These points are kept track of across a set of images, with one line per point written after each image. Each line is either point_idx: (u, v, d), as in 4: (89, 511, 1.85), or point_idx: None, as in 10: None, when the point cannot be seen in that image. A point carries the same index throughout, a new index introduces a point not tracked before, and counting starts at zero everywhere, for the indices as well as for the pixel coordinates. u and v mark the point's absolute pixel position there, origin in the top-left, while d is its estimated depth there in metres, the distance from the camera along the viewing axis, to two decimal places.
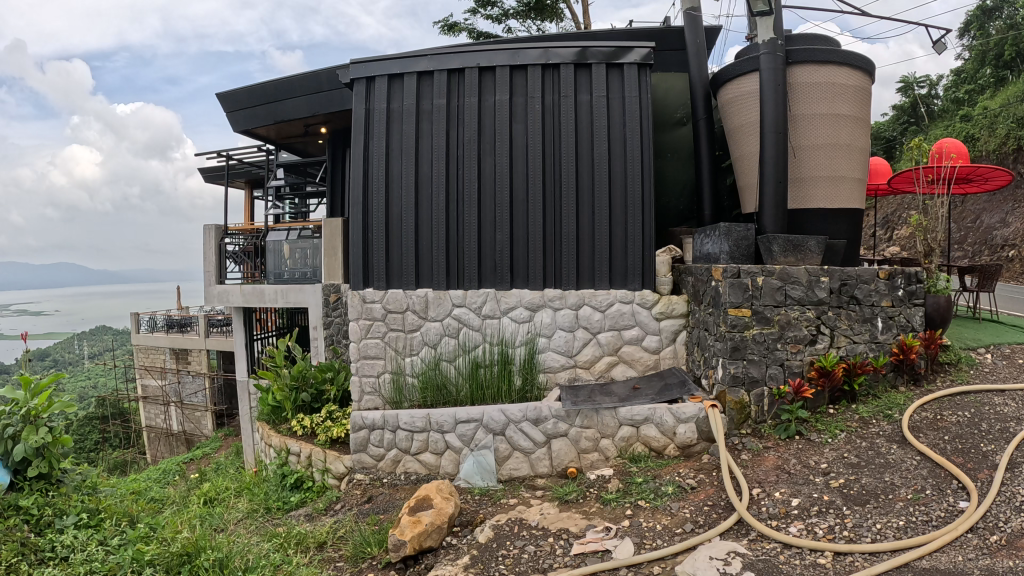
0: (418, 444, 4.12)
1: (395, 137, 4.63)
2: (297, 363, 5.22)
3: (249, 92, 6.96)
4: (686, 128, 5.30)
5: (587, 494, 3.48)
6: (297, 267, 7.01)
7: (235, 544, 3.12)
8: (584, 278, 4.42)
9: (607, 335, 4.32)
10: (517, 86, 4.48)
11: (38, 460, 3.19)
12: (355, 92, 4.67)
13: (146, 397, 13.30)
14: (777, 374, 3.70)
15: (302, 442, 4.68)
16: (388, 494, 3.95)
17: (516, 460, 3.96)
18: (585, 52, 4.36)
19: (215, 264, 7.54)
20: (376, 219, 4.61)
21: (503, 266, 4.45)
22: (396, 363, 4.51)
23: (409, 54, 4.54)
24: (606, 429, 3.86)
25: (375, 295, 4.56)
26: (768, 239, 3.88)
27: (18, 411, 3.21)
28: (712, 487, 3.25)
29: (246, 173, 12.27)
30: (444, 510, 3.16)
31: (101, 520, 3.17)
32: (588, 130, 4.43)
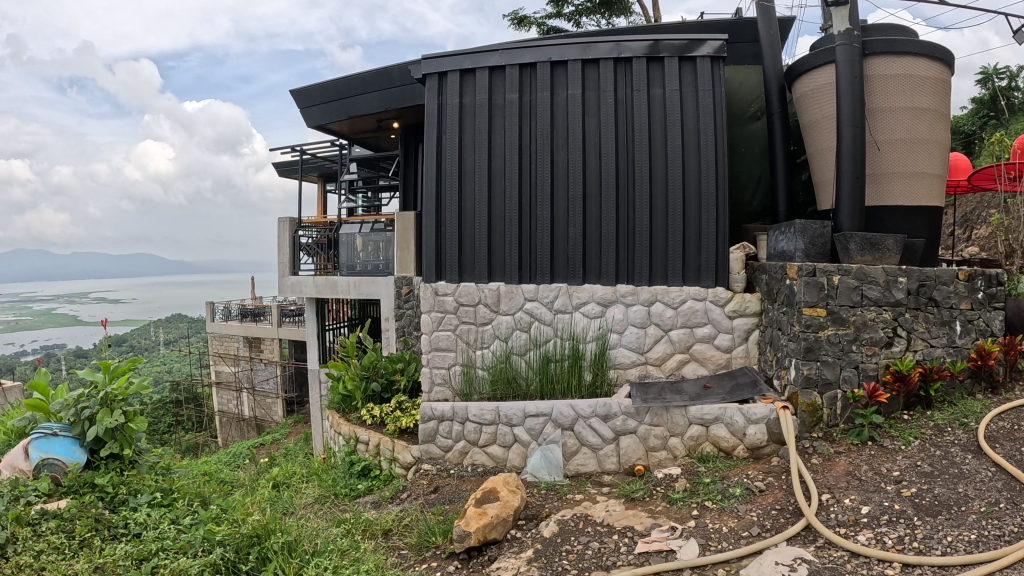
0: (486, 436, 4.16)
1: (468, 131, 4.66)
2: (369, 353, 5.31)
3: (323, 89, 7.14)
4: (760, 122, 5.16)
5: (654, 492, 3.45)
6: (369, 260, 7.16)
7: (304, 528, 3.20)
8: (657, 274, 4.36)
9: (679, 332, 4.26)
10: (589, 80, 4.45)
11: (112, 442, 3.37)
12: (428, 87, 4.73)
13: (220, 383, 13.83)
14: (850, 377, 3.58)
15: (371, 431, 4.76)
16: (454, 485, 3.99)
17: (583, 456, 3.94)
18: (658, 45, 4.31)
19: (289, 255, 7.79)
20: (450, 213, 4.66)
21: (576, 261, 4.44)
22: (466, 356, 4.58)
23: (479, 49, 4.56)
24: (675, 428, 3.82)
25: (447, 287, 4.63)
26: (845, 237, 3.75)
27: (98, 394, 3.43)
28: (781, 491, 3.17)
29: (319, 167, 12.59)
30: (510, 502, 3.17)
31: (173, 499, 3.29)
32: (661, 125, 4.35)
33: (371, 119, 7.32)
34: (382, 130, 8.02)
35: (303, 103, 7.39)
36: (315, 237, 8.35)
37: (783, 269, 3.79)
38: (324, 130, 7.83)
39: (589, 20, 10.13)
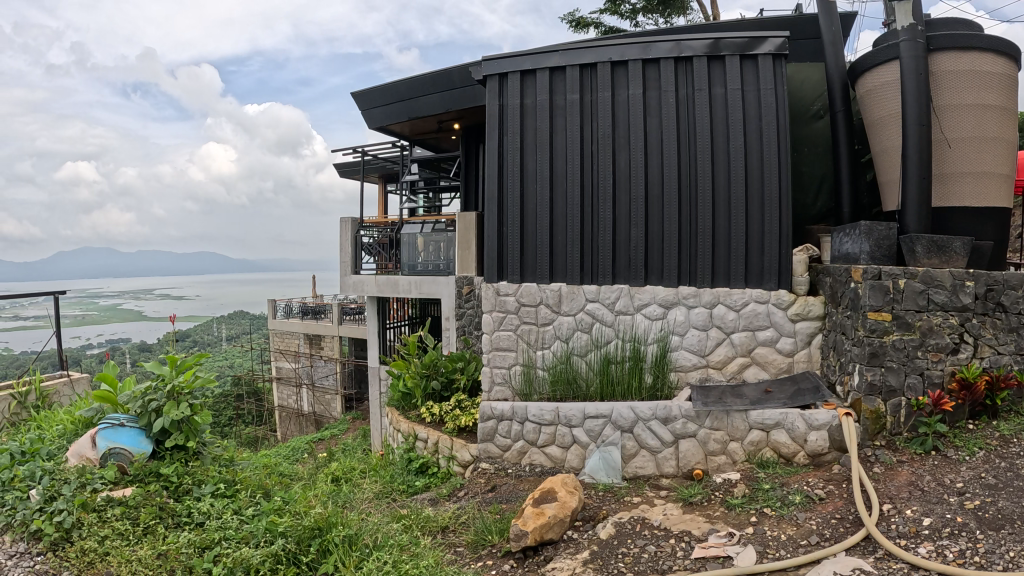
0: (545, 437, 4.16)
1: (529, 131, 4.70)
2: (429, 352, 5.37)
3: (383, 92, 7.28)
4: (824, 121, 5.05)
5: (713, 497, 3.41)
6: (430, 260, 7.18)
7: (364, 523, 3.25)
8: (720, 276, 4.32)
9: (741, 335, 4.20)
10: (650, 80, 4.44)
11: (178, 433, 3.56)
12: (489, 88, 4.79)
13: (280, 378, 14.18)
14: (915, 384, 3.48)
15: (430, 429, 4.84)
16: (511, 484, 4.01)
17: (642, 459, 3.91)
18: (718, 44, 4.26)
19: (352, 254, 7.92)
20: (512, 214, 4.73)
21: (637, 262, 4.45)
22: (527, 356, 4.62)
23: (540, 50, 4.60)
24: (735, 432, 3.77)
25: (509, 288, 4.69)
26: (911, 239, 3.64)
27: (164, 387, 3.57)
28: (842, 499, 3.10)
29: (381, 168, 12.82)
30: (568, 504, 3.17)
31: (236, 490, 3.41)
32: (723, 125, 4.31)
33: (432, 120, 7.40)
34: (442, 131, 8.08)
35: (365, 105, 7.55)
36: (376, 236, 8.46)
37: (847, 272, 3.71)
38: (385, 131, 7.95)
39: (647, 20, 10.05)
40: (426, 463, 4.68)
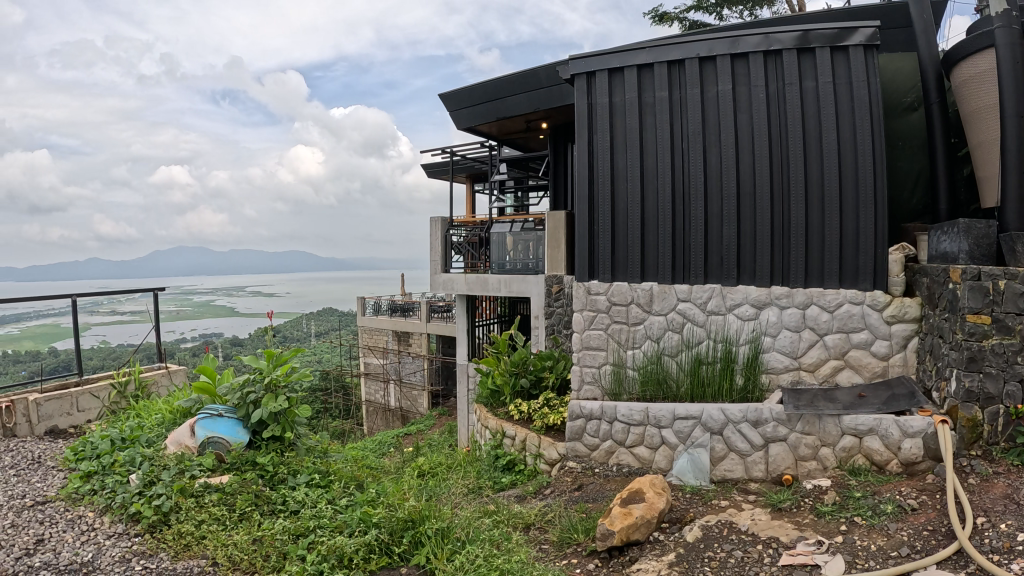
0: (633, 437, 4.25)
1: (620, 130, 4.90)
2: (518, 350, 5.60)
3: (473, 92, 7.90)
4: (918, 113, 4.84)
5: (802, 503, 3.35)
6: (519, 259, 7.50)
7: (457, 516, 3.37)
8: (813, 276, 4.32)
9: (834, 337, 4.17)
10: (739, 75, 4.49)
11: (275, 424, 4.20)
12: (579, 88, 5.05)
13: (369, 373, 15.14)
14: (1017, 392, 3.29)
15: (518, 426, 5.06)
16: (597, 483, 4.12)
17: (731, 461, 3.91)
18: (807, 36, 4.26)
19: (441, 253, 8.53)
20: (604, 212, 4.94)
21: (730, 261, 4.52)
22: (617, 355, 4.83)
23: (628, 48, 4.78)
24: (827, 437, 3.71)
25: (600, 288, 4.93)
26: (1012, 238, 3.40)
27: (263, 380, 4.25)
28: (934, 511, 2.97)
29: (468, 169, 13.11)
30: (655, 505, 3.19)
31: (330, 480, 3.93)
32: (816, 119, 4.31)
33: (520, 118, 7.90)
34: (531, 129, 8.69)
35: (455, 106, 8.19)
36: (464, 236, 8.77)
37: (945, 272, 3.57)
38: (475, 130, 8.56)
39: (734, 12, 9.84)
40: (512, 460, 4.94)
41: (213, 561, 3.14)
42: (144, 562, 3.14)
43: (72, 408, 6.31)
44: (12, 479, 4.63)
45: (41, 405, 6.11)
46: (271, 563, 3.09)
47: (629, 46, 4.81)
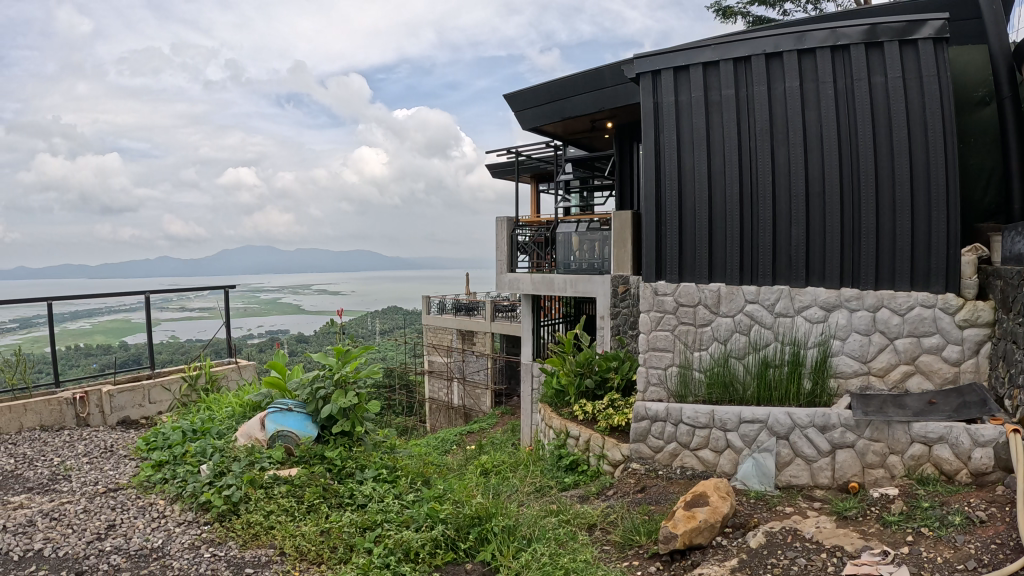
0: (698, 440, 4.24)
1: (685, 128, 4.86)
2: (584, 350, 5.74)
3: (537, 93, 8.47)
4: (990, 107, 4.64)
5: (869, 512, 3.28)
6: (584, 259, 7.86)
7: (523, 515, 3.65)
8: (884, 277, 4.21)
9: (905, 341, 4.05)
10: (807, 71, 4.41)
11: (344, 420, 4.55)
12: (643, 87, 5.02)
13: (432, 372, 16.01)
14: None
15: (582, 427, 5.19)
16: (661, 486, 4.15)
17: (796, 467, 3.86)
18: (875, 30, 4.17)
19: (507, 253, 9.09)
20: (670, 213, 4.92)
21: (799, 263, 4.45)
22: (684, 357, 4.77)
23: (693, 46, 4.74)
24: (896, 444, 3.62)
25: (668, 288, 4.90)
26: None
27: (333, 376, 4.62)
28: (1004, 523, 2.83)
29: (535, 167, 13.78)
30: (719, 509, 3.22)
31: (397, 476, 4.18)
32: (886, 116, 4.18)
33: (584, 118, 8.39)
34: (594, 129, 9.24)
35: (520, 107, 8.84)
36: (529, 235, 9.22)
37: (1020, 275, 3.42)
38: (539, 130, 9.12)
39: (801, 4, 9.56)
40: (576, 460, 5.11)
41: (280, 550, 3.27)
42: (213, 549, 3.29)
43: (144, 399, 6.61)
44: (88, 465, 4.94)
45: (115, 396, 6.44)
46: (338, 554, 3.20)
47: (694, 43, 4.78)
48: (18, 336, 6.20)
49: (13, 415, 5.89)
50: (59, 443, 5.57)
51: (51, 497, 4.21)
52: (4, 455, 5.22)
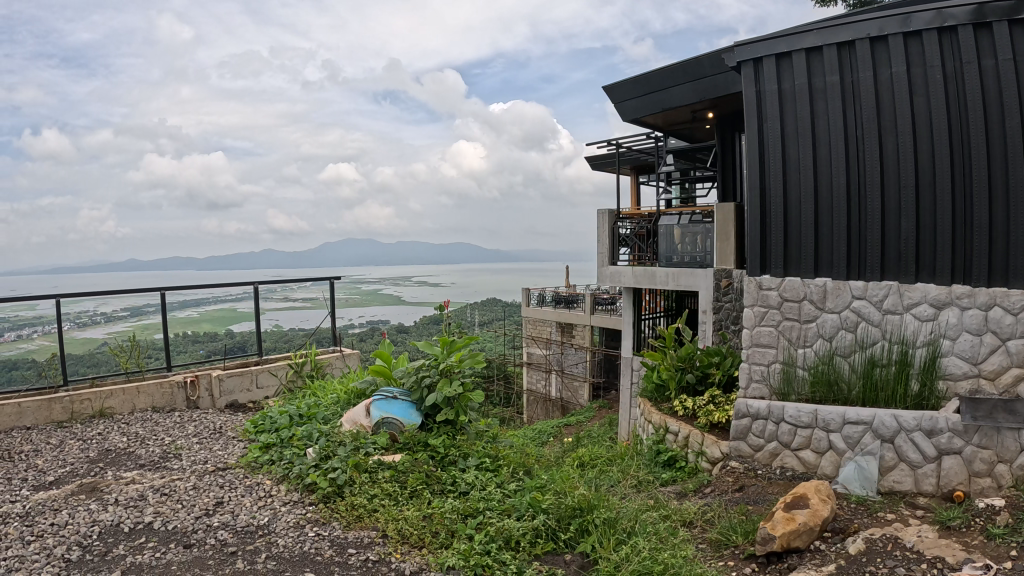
0: (801, 440, 4.48)
1: (790, 117, 4.96)
2: (685, 346, 6.07)
3: (636, 84, 8.68)
4: None
5: (973, 523, 3.27)
6: (686, 252, 8.41)
7: (626, 509, 3.88)
8: (998, 274, 4.11)
9: (1018, 343, 3.95)
10: (913, 55, 4.37)
11: (448, 409, 4.83)
12: (745, 75, 5.14)
13: (531, 363, 17.57)
14: None
15: (681, 423, 5.56)
16: (760, 486, 4.45)
17: (900, 473, 3.99)
18: (984, 9, 4.04)
19: (609, 247, 9.80)
20: (775, 205, 5.03)
21: (908, 258, 4.44)
22: (788, 354, 4.92)
23: (795, 32, 4.82)
24: (1005, 453, 3.71)
25: (772, 282, 5.01)
26: None
27: (438, 365, 4.95)
28: None
29: (634, 158, 14.52)
30: (818, 513, 3.39)
31: (499, 465, 4.50)
32: (997, 101, 4.07)
33: (685, 108, 8.61)
34: (696, 119, 9.36)
35: (619, 98, 9.04)
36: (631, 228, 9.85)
37: None
38: (641, 120, 9.41)
39: None
40: (674, 456, 5.45)
41: (383, 534, 3.54)
42: (318, 529, 3.63)
43: (252, 384, 7.07)
44: (198, 445, 5.39)
45: (224, 380, 6.91)
46: (439, 538, 3.44)
47: (797, 29, 4.84)
48: (130, 324, 6.81)
49: (128, 396, 6.45)
50: (171, 424, 6.04)
51: (160, 474, 4.64)
52: (116, 433, 5.76)
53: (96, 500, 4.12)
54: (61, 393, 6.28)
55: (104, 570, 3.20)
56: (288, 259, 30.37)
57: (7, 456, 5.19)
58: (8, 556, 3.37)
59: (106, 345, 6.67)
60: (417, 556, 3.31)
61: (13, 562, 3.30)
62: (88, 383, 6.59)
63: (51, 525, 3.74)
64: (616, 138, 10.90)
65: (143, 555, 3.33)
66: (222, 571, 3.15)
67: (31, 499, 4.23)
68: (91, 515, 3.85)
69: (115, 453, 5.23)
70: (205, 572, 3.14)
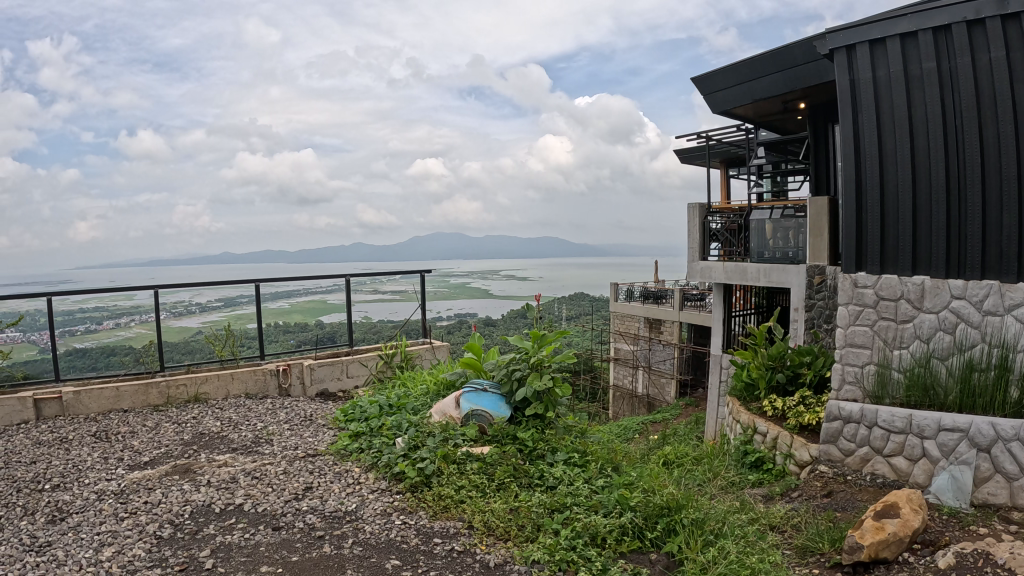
0: (893, 446, 4.27)
1: (885, 106, 4.72)
2: (776, 344, 5.82)
3: (725, 76, 8.48)
4: None
5: None
6: (779, 248, 8.13)
7: (715, 510, 3.79)
8: None
9: None
10: (1013, 38, 4.05)
11: (538, 403, 4.85)
12: (838, 63, 4.94)
13: (618, 359, 17.52)
14: None
15: (770, 424, 5.44)
16: (848, 492, 4.33)
17: (995, 485, 3.77)
18: None
19: (699, 243, 9.58)
20: (872, 200, 4.85)
21: (1010, 255, 4.15)
22: (883, 355, 4.74)
23: (889, 16, 4.58)
24: None
25: (868, 280, 4.85)
26: None
27: (529, 359, 5.06)
28: None
29: (724, 151, 14.18)
30: (909, 522, 3.27)
31: (587, 460, 4.46)
32: None
33: (776, 99, 8.35)
34: (788, 109, 9.06)
35: (708, 90, 8.86)
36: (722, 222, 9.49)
37: None
38: (731, 112, 9.18)
39: None
40: (762, 457, 5.36)
41: (469, 524, 3.61)
42: (404, 517, 3.71)
43: (342, 373, 7.31)
44: (289, 432, 5.60)
45: (315, 369, 7.14)
46: (525, 532, 3.45)
47: (890, 14, 4.60)
48: (224, 314, 7.15)
49: (223, 382, 6.77)
50: (263, 410, 6.29)
51: (251, 458, 4.86)
52: (212, 417, 6.06)
53: (188, 481, 4.34)
54: (158, 378, 6.63)
55: (195, 547, 3.37)
56: (377, 252, 31.13)
57: (106, 437, 5.53)
58: (105, 530, 3.60)
59: (201, 333, 7.03)
60: (501, 548, 3.34)
61: (107, 537, 3.52)
62: (184, 369, 6.94)
63: (145, 503, 3.97)
64: (703, 130, 10.67)
65: (232, 535, 3.49)
66: (309, 554, 3.25)
67: (130, 477, 4.50)
68: (184, 495, 4.06)
69: (210, 437, 5.49)
70: (292, 554, 3.24)
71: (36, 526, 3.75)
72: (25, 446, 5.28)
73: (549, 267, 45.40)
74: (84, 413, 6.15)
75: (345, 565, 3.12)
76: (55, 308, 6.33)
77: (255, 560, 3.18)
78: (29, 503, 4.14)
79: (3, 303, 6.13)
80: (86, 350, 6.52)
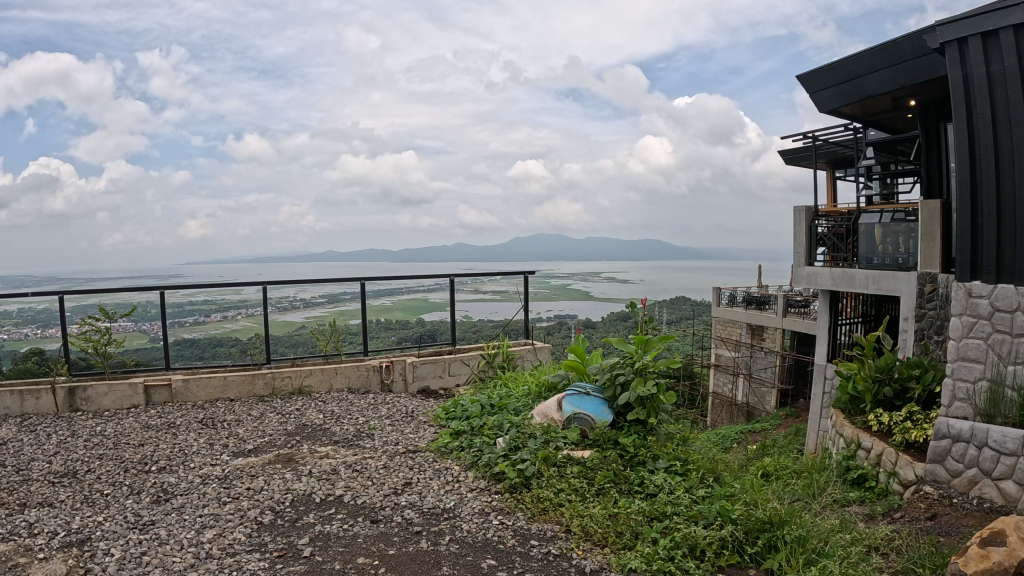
0: (1002, 468, 4.11)
1: (1001, 102, 4.39)
2: (884, 355, 5.55)
3: (830, 72, 8.14)
4: None
5: None
6: (888, 253, 7.71)
7: (817, 526, 3.60)
8: None
9: None
10: None
11: (641, 408, 4.84)
12: (950, 58, 4.64)
13: (719, 365, 17.09)
14: None
15: (875, 439, 5.15)
16: (954, 516, 4.11)
17: None
18: None
19: (807, 247, 9.27)
20: (987, 203, 4.51)
21: None
22: (996, 371, 4.41)
23: (1001, 5, 4.25)
24: None
25: (983, 289, 4.50)
26: None
27: (633, 363, 5.01)
28: None
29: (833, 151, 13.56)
30: (1017, 552, 3.02)
31: (689, 469, 4.33)
32: None
33: (885, 96, 7.92)
34: (898, 108, 8.59)
35: (813, 87, 8.53)
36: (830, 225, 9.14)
37: None
38: (838, 111, 8.79)
39: None
40: (865, 474, 5.07)
41: (567, 528, 3.62)
42: (504, 518, 3.77)
43: (445, 370, 7.45)
44: (390, 427, 5.80)
45: (417, 366, 7.33)
46: (623, 539, 3.43)
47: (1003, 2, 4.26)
48: (328, 309, 7.43)
49: (326, 376, 7.07)
50: (365, 405, 6.53)
51: (352, 451, 5.06)
52: (314, 410, 6.36)
53: (290, 470, 4.59)
54: (265, 370, 7.02)
55: (294, 535, 3.55)
56: (477, 251, 31.52)
57: (213, 424, 5.90)
58: (208, 513, 3.85)
59: (305, 328, 7.31)
60: (598, 554, 3.32)
61: (209, 519, 3.76)
62: (289, 361, 7.30)
63: (247, 489, 4.21)
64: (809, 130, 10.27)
65: (331, 525, 3.66)
66: (406, 548, 3.35)
67: (237, 463, 4.79)
68: (285, 484, 4.28)
69: (313, 429, 5.76)
70: (389, 547, 3.36)
71: (141, 505, 4.05)
72: (137, 430, 5.71)
73: (648, 270, 44.72)
74: (191, 400, 6.58)
75: (441, 562, 3.20)
76: (166, 300, 6.83)
77: (352, 551, 3.31)
78: (137, 484, 4.47)
79: (119, 295, 6.69)
80: (194, 341, 6.96)
